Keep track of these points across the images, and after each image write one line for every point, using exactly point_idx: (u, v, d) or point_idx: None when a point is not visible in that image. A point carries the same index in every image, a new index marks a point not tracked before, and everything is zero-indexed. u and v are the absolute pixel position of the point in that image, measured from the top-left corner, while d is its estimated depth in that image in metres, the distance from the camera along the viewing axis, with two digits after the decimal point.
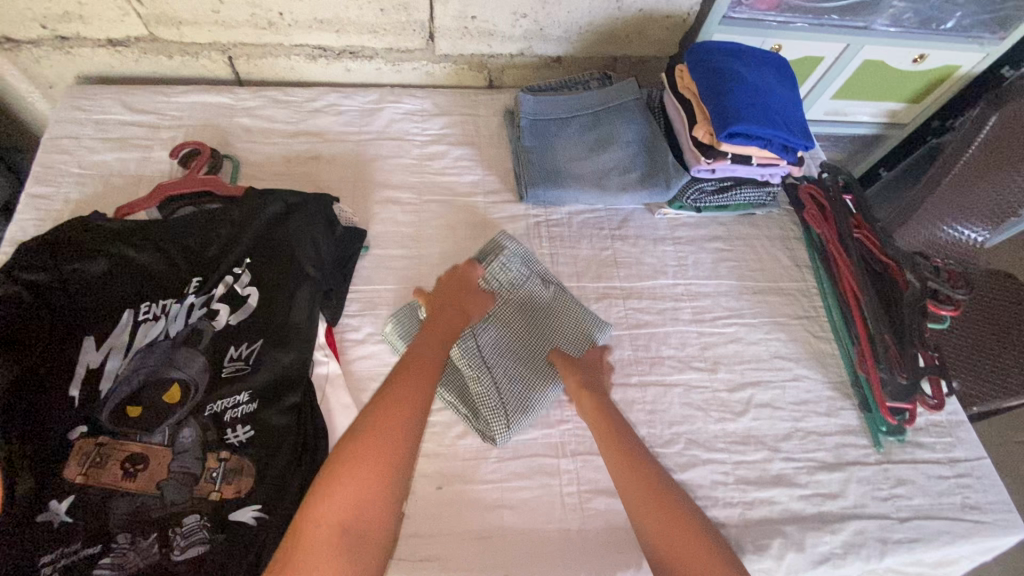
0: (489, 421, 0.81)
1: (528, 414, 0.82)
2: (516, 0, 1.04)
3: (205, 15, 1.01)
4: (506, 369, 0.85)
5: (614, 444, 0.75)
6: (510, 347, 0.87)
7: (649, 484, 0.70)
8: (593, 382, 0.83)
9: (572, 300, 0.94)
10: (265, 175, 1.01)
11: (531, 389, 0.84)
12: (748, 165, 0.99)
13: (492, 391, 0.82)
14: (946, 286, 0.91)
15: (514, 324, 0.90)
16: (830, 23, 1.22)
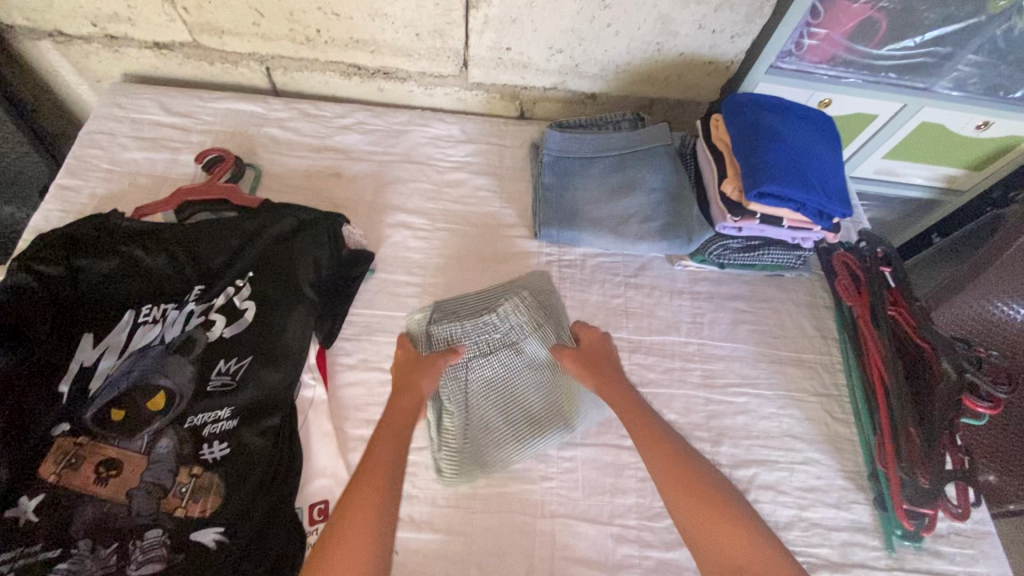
0: (444, 459, 0.80)
1: (484, 467, 0.81)
2: (552, 35, 1.01)
3: (245, 27, 1.03)
4: (483, 413, 0.84)
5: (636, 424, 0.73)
6: (499, 393, 0.86)
7: (674, 459, 0.69)
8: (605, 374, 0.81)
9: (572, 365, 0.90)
10: (284, 188, 1.02)
11: (498, 443, 0.82)
12: (778, 226, 0.93)
13: (458, 431, 0.82)
14: (987, 381, 0.80)
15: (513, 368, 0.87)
16: (886, 82, 1.15)
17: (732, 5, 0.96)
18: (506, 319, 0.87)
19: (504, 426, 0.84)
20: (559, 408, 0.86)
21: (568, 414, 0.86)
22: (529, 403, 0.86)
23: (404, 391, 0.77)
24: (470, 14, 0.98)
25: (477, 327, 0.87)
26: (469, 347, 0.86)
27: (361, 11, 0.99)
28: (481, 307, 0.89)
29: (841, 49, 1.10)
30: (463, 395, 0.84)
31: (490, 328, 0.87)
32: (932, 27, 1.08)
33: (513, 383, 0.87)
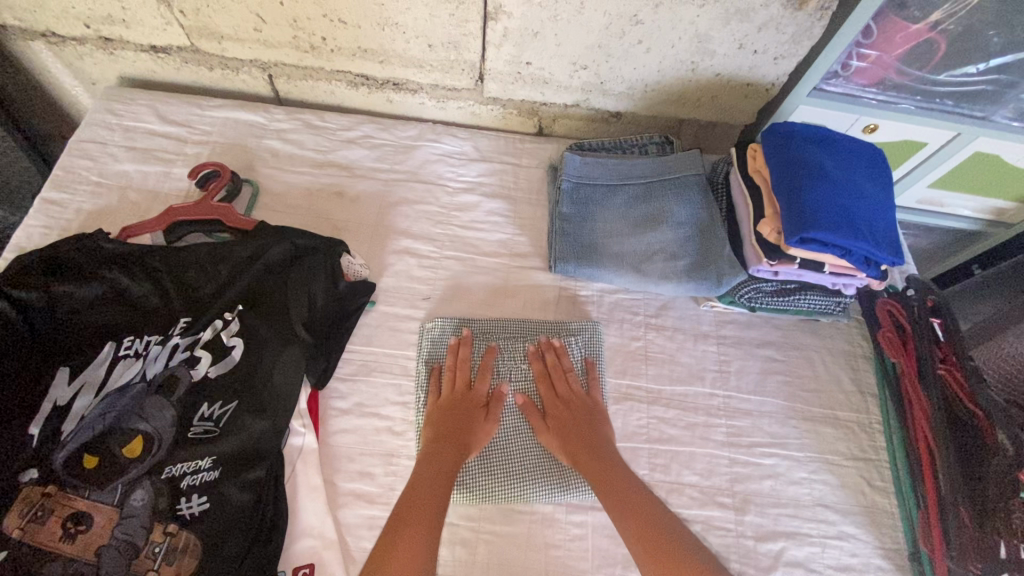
0: None
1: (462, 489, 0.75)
2: (577, 51, 0.93)
3: (246, 33, 0.95)
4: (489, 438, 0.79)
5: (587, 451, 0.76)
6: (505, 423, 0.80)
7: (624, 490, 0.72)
8: (554, 398, 0.81)
9: None
10: (282, 208, 0.96)
11: (487, 473, 0.76)
12: (819, 272, 0.84)
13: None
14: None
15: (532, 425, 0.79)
16: (941, 109, 1.05)
17: (778, 24, 0.86)
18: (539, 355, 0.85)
19: (498, 460, 0.77)
20: (563, 469, 0.77)
21: (570, 478, 0.77)
22: (533, 448, 0.79)
23: (445, 444, 0.75)
24: (488, 26, 0.90)
25: (507, 352, 0.84)
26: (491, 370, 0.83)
27: (370, 20, 0.91)
28: (516, 337, 0.86)
29: (893, 72, 1.00)
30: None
31: (518, 357, 0.84)
32: (996, 53, 0.97)
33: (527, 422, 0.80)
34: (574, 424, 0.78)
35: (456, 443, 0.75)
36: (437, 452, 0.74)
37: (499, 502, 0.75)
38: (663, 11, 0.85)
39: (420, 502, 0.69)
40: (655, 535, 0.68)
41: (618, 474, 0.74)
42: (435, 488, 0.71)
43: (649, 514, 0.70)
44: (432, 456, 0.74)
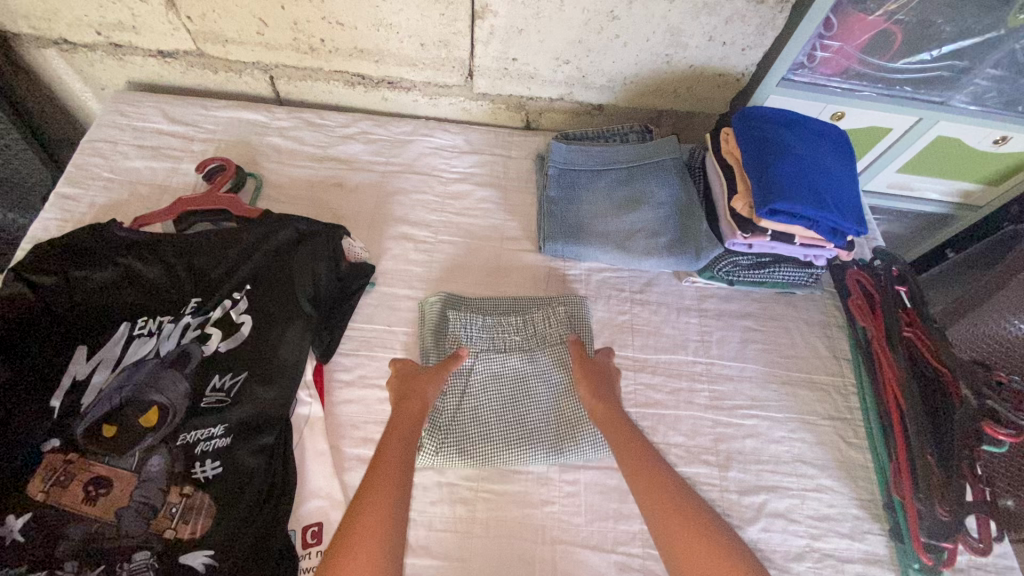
0: (431, 440, 0.79)
1: (466, 453, 0.79)
2: (559, 46, 0.99)
3: (249, 36, 1.02)
4: (477, 407, 0.83)
5: (618, 434, 0.78)
6: (500, 390, 0.84)
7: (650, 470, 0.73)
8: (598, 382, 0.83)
9: (557, 393, 0.85)
10: (285, 199, 1.01)
11: (481, 437, 0.80)
12: (789, 243, 0.90)
13: (452, 413, 0.82)
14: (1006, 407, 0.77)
15: (505, 395, 0.84)
16: (902, 95, 1.12)
17: (743, 17, 0.93)
18: (530, 325, 0.89)
19: (495, 425, 0.82)
20: (557, 431, 0.82)
21: (564, 440, 0.81)
22: (523, 414, 0.83)
23: (401, 417, 0.76)
24: (477, 24, 0.96)
25: (500, 324, 0.89)
26: (483, 342, 0.88)
27: (366, 21, 0.98)
28: (508, 311, 0.91)
29: (855, 62, 1.07)
30: (466, 383, 0.84)
31: (511, 329, 0.89)
32: (949, 41, 1.04)
33: (513, 390, 0.85)
34: (607, 405, 0.80)
35: (410, 413, 0.76)
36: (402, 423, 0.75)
37: (496, 463, 0.79)
38: (637, 7, 0.92)
39: (381, 472, 0.68)
40: (687, 517, 0.68)
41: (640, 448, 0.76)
42: (400, 456, 0.71)
43: (686, 509, 0.69)
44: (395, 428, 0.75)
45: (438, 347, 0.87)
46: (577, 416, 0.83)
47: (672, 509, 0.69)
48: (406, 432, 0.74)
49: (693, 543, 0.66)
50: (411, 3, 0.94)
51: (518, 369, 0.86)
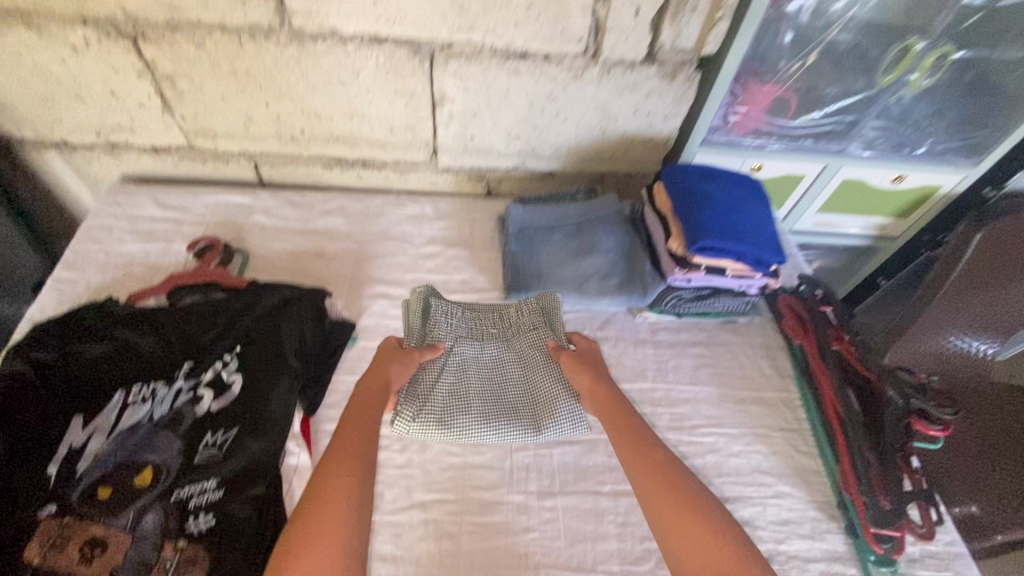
0: (407, 413, 0.88)
1: (442, 424, 0.89)
2: (510, 125, 1.15)
3: (236, 130, 1.15)
4: (456, 382, 0.94)
5: (611, 414, 0.88)
6: (478, 371, 0.96)
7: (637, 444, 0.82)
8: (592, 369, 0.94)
9: (532, 377, 0.95)
10: (270, 269, 1.10)
11: (459, 408, 0.91)
12: (723, 276, 1.03)
13: (429, 388, 0.92)
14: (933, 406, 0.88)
15: (483, 374, 0.96)
16: (807, 146, 1.31)
17: (659, 93, 1.11)
18: (505, 319, 1.03)
19: (472, 402, 0.92)
20: (533, 417, 0.92)
21: (541, 419, 0.91)
22: (502, 392, 0.94)
23: (355, 413, 0.82)
24: (437, 110, 1.12)
25: (479, 315, 1.03)
26: (462, 327, 1.00)
27: (340, 112, 1.12)
28: (485, 308, 1.05)
29: (762, 123, 1.26)
30: (447, 361, 0.96)
31: (487, 319, 1.03)
32: (833, 101, 1.24)
33: (490, 372, 0.96)
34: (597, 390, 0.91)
35: (364, 406, 0.83)
36: (367, 398, 0.85)
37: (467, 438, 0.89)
38: (572, 90, 1.09)
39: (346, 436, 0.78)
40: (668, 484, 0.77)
41: (630, 425, 0.85)
42: (357, 452, 0.77)
43: (668, 479, 0.77)
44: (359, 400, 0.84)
45: (422, 330, 0.98)
46: (550, 400, 0.93)
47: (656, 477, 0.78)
48: (369, 404, 0.84)
49: (672, 506, 0.74)
50: (379, 96, 1.09)
51: (490, 350, 0.99)
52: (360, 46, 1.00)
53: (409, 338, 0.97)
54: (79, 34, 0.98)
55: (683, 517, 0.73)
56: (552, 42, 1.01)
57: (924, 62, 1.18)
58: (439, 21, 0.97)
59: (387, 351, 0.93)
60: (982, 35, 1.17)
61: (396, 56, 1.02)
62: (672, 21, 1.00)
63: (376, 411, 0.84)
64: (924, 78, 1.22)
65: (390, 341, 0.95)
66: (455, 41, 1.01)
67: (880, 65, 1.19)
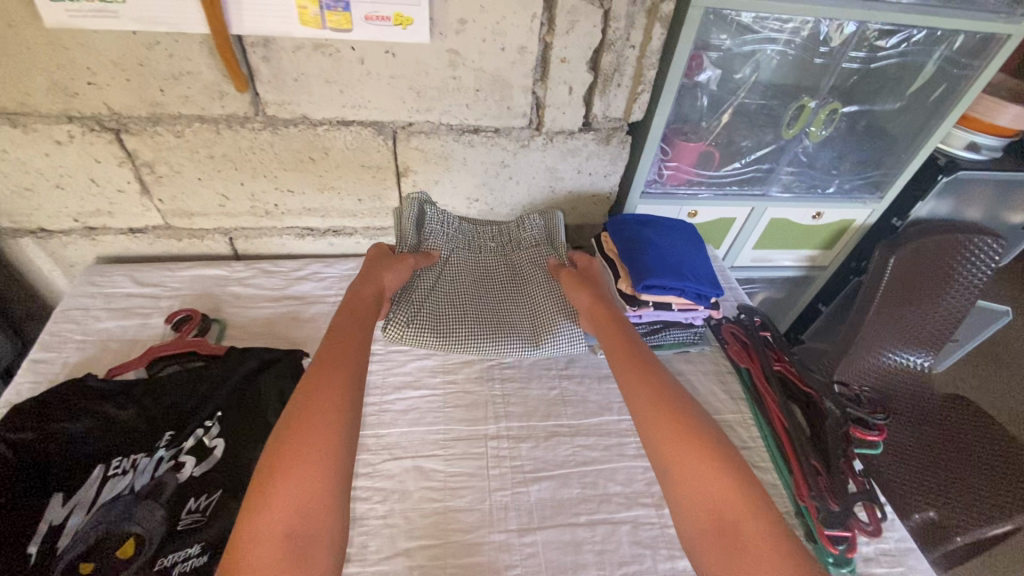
0: (405, 315, 1.08)
1: (433, 329, 1.09)
2: (469, 190, 1.28)
3: (212, 208, 1.23)
4: (454, 289, 1.17)
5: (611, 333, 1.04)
6: (473, 281, 1.20)
7: (630, 356, 1.00)
8: (597, 297, 1.11)
9: (529, 293, 1.19)
10: (247, 336, 1.15)
11: (459, 312, 1.14)
12: (669, 310, 1.13)
13: (429, 283, 1.15)
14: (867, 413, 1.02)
15: (478, 284, 1.20)
16: (733, 192, 1.48)
17: (598, 155, 1.26)
18: (505, 235, 1.29)
19: (470, 299, 1.16)
20: (532, 331, 1.14)
21: (540, 334, 1.13)
22: (498, 304, 1.18)
23: (339, 346, 0.94)
24: (401, 180, 1.23)
25: (479, 232, 1.29)
26: (459, 239, 1.26)
27: (312, 187, 1.22)
28: (487, 224, 1.31)
29: (692, 174, 1.43)
30: (443, 267, 1.20)
31: (484, 232, 1.29)
32: (749, 153, 1.41)
33: (482, 282, 1.20)
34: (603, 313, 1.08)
35: (345, 342, 0.95)
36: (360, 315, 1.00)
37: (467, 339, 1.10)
38: (521, 157, 1.23)
39: (337, 356, 0.92)
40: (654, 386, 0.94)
41: (627, 342, 1.03)
42: (339, 388, 0.87)
43: (655, 384, 0.94)
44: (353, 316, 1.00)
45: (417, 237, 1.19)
46: (550, 319, 1.14)
47: (641, 379, 0.95)
48: (360, 317, 1.00)
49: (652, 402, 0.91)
50: (348, 170, 1.19)
51: (483, 261, 1.24)
52: (329, 129, 1.12)
53: (403, 244, 1.18)
54: (64, 129, 1.05)
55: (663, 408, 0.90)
56: (501, 118, 1.16)
57: (818, 118, 1.34)
58: (400, 105, 1.10)
59: (376, 260, 1.12)
60: (865, 93, 1.34)
61: (362, 136, 1.14)
62: (602, 94, 1.15)
63: (360, 339, 0.96)
64: (821, 131, 1.37)
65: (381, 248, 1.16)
66: (415, 121, 1.13)
67: (783, 121, 1.35)
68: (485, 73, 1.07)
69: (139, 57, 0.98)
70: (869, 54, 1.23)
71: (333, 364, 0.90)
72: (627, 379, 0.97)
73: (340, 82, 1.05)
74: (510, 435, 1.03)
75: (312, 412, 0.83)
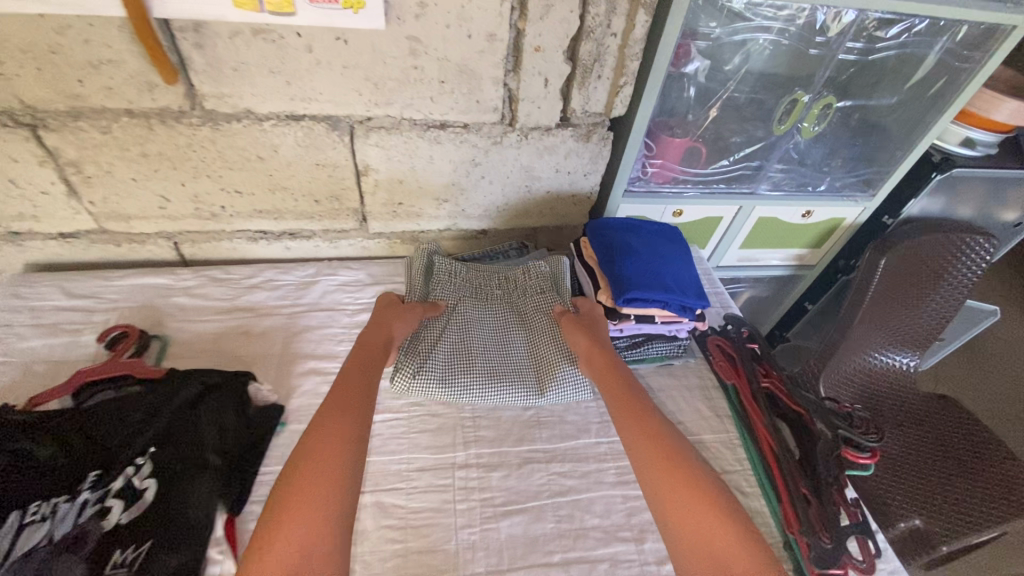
0: (405, 362, 1.00)
1: (441, 380, 1.00)
2: (438, 190, 1.17)
3: (151, 211, 1.11)
4: (458, 340, 1.08)
5: (604, 372, 0.98)
6: (480, 331, 1.11)
7: (624, 396, 0.93)
8: (595, 334, 1.03)
9: (537, 339, 1.10)
10: (191, 354, 1.05)
11: (464, 363, 1.04)
12: (652, 322, 1.06)
13: (435, 336, 1.07)
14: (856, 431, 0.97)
15: (484, 332, 1.11)
16: (720, 191, 1.40)
17: (578, 153, 1.16)
18: (510, 281, 1.19)
19: (473, 347, 1.07)
20: (538, 380, 1.05)
21: (543, 382, 1.04)
22: (504, 352, 1.09)
23: (349, 391, 0.88)
24: (362, 180, 1.12)
25: (485, 277, 1.20)
26: (467, 286, 1.18)
27: (262, 187, 1.10)
28: (492, 270, 1.22)
29: (677, 172, 1.34)
30: (451, 317, 1.11)
31: (491, 277, 1.20)
32: (739, 150, 1.33)
33: (489, 329, 1.12)
34: (595, 348, 1.02)
35: (354, 386, 0.89)
36: (365, 352, 0.96)
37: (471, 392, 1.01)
38: (493, 155, 1.12)
39: (351, 385, 0.89)
40: (651, 430, 0.87)
41: (620, 380, 0.96)
42: (344, 436, 0.81)
43: (651, 426, 0.88)
44: (361, 354, 0.96)
45: (424, 288, 1.14)
46: (552, 362, 1.06)
47: (637, 421, 0.89)
48: (369, 354, 0.96)
49: (647, 446, 0.85)
50: (301, 170, 1.08)
51: (490, 309, 1.15)
52: (276, 124, 1.00)
53: (412, 295, 1.13)
54: None
55: (662, 453, 0.84)
56: (469, 113, 1.05)
57: (812, 112, 1.25)
58: (356, 98, 0.98)
59: (388, 309, 1.07)
60: (861, 87, 1.25)
61: (315, 131, 1.02)
62: (581, 86, 1.05)
63: (369, 387, 0.91)
64: (814, 127, 1.29)
65: (391, 298, 1.10)
66: (374, 115, 1.02)
67: (775, 115, 1.26)
68: (449, 63, 0.96)
69: (50, 44, 0.85)
70: (867, 45, 1.14)
71: (341, 411, 0.84)
72: (624, 423, 0.90)
73: (286, 71, 0.93)
74: (480, 463, 0.95)
75: (314, 462, 0.77)
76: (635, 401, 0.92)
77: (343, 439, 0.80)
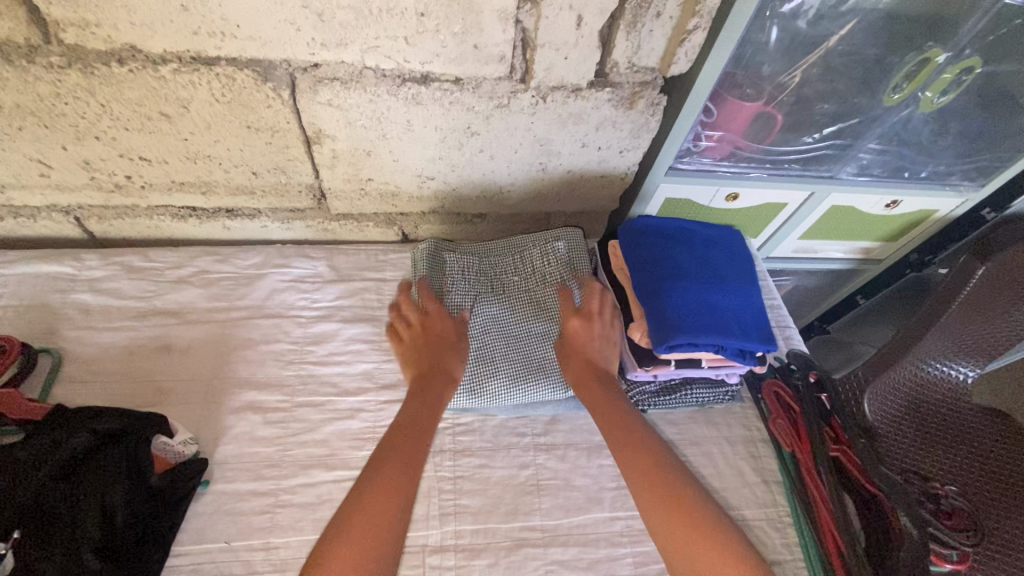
0: None
1: (470, 396, 0.82)
2: (419, 164, 0.86)
3: (32, 180, 0.82)
4: (482, 347, 0.85)
5: (600, 405, 0.78)
6: (503, 333, 0.87)
7: (629, 438, 0.74)
8: (594, 364, 0.81)
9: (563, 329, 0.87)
10: (93, 378, 0.81)
11: (489, 373, 0.83)
12: (697, 367, 0.80)
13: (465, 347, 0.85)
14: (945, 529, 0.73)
15: (507, 330, 0.87)
16: (790, 173, 1.07)
17: (614, 122, 0.84)
18: (524, 264, 0.93)
19: (512, 358, 0.85)
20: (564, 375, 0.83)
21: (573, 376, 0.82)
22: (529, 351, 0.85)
23: (406, 436, 0.72)
24: (314, 149, 0.81)
25: (495, 264, 0.93)
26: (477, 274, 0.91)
27: (177, 154, 0.80)
28: (499, 253, 0.94)
29: (738, 146, 1.01)
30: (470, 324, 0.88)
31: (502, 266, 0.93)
32: (827, 125, 0.99)
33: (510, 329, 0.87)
34: (592, 374, 0.80)
35: (412, 422, 0.74)
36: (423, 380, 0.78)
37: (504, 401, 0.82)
38: (495, 121, 0.81)
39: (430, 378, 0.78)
40: (661, 481, 0.70)
41: (617, 416, 0.77)
42: (394, 488, 0.66)
43: (664, 477, 0.70)
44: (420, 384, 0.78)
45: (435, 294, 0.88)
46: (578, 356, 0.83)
47: (649, 472, 0.71)
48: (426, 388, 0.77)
49: (661, 507, 0.68)
50: (227, 133, 0.77)
51: (511, 308, 0.89)
52: (179, 70, 0.68)
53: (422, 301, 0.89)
54: None
55: (682, 517, 0.66)
56: (462, 63, 0.72)
57: (942, 78, 0.91)
58: (292, 34, 0.66)
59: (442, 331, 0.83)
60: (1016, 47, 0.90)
61: (238, 82, 0.71)
62: (628, 29, 0.71)
63: (426, 428, 0.74)
64: (937, 98, 0.96)
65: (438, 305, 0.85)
66: (322, 60, 0.70)
67: (890, 84, 0.92)
68: None
69: None
70: None
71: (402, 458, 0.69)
72: (630, 470, 0.72)
73: None
74: (459, 546, 0.73)
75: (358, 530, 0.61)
76: (642, 444, 0.74)
77: (393, 497, 0.65)
